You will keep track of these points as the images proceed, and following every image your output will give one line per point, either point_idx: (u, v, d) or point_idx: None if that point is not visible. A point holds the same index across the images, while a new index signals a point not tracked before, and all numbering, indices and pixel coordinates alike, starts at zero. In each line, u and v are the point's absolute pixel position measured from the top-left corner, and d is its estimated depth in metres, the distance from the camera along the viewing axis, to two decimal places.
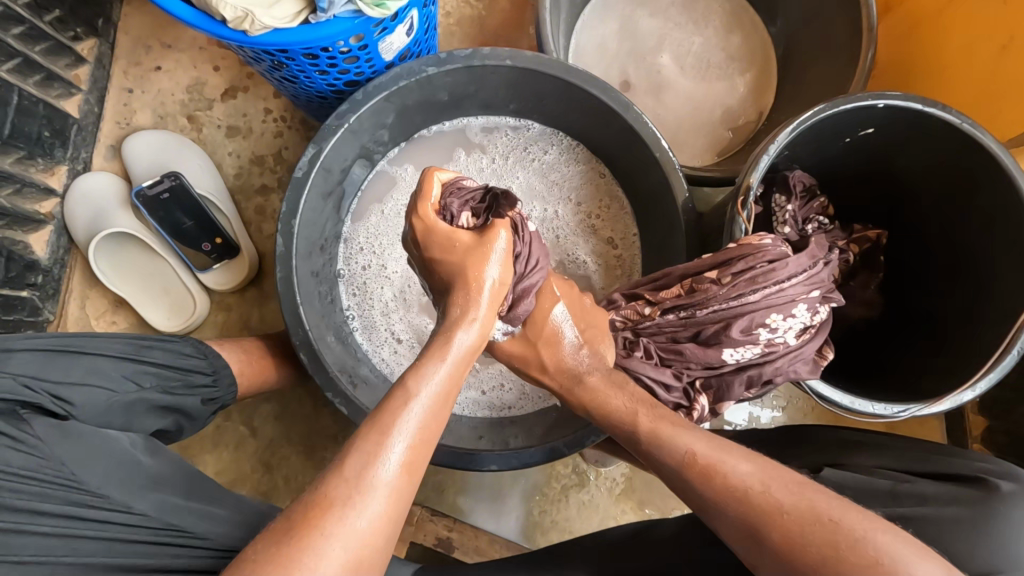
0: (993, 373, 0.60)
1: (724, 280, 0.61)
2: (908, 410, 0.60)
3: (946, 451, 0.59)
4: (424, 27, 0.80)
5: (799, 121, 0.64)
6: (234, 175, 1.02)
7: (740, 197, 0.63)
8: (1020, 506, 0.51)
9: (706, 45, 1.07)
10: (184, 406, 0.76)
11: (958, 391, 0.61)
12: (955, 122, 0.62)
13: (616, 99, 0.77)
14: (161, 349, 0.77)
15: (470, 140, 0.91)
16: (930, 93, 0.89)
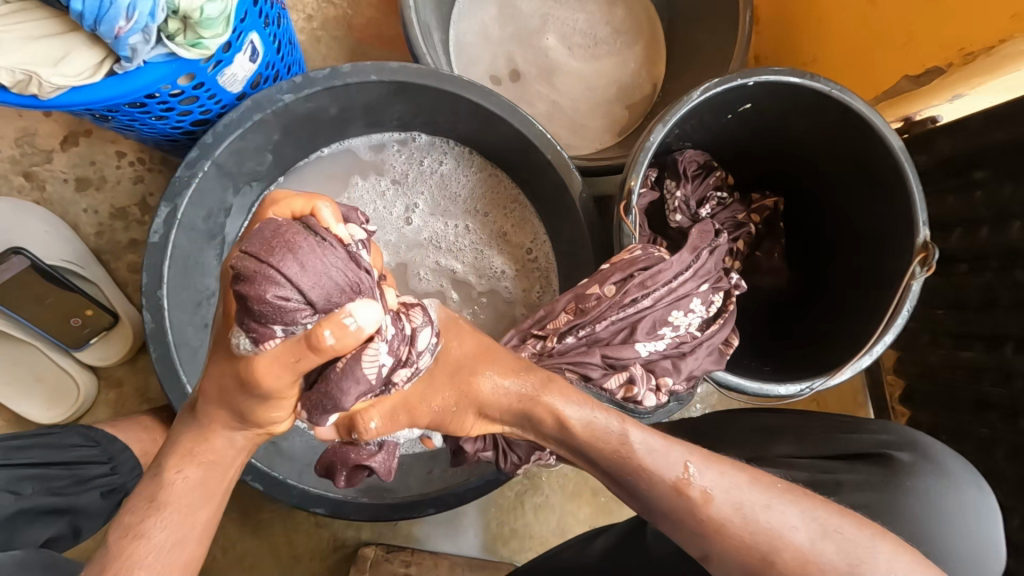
0: (889, 335, 0.62)
1: (612, 291, 0.59)
2: (818, 383, 0.62)
3: (849, 427, 0.61)
4: (273, 46, 0.71)
5: (680, 108, 0.62)
6: (95, 233, 0.90)
7: (623, 201, 0.61)
8: (918, 475, 0.55)
9: (591, 19, 1.03)
10: (79, 505, 0.68)
11: (859, 357, 0.62)
12: (826, 90, 0.62)
13: (497, 103, 0.72)
14: (40, 450, 0.68)
15: (360, 160, 0.83)
16: (809, 49, 0.89)
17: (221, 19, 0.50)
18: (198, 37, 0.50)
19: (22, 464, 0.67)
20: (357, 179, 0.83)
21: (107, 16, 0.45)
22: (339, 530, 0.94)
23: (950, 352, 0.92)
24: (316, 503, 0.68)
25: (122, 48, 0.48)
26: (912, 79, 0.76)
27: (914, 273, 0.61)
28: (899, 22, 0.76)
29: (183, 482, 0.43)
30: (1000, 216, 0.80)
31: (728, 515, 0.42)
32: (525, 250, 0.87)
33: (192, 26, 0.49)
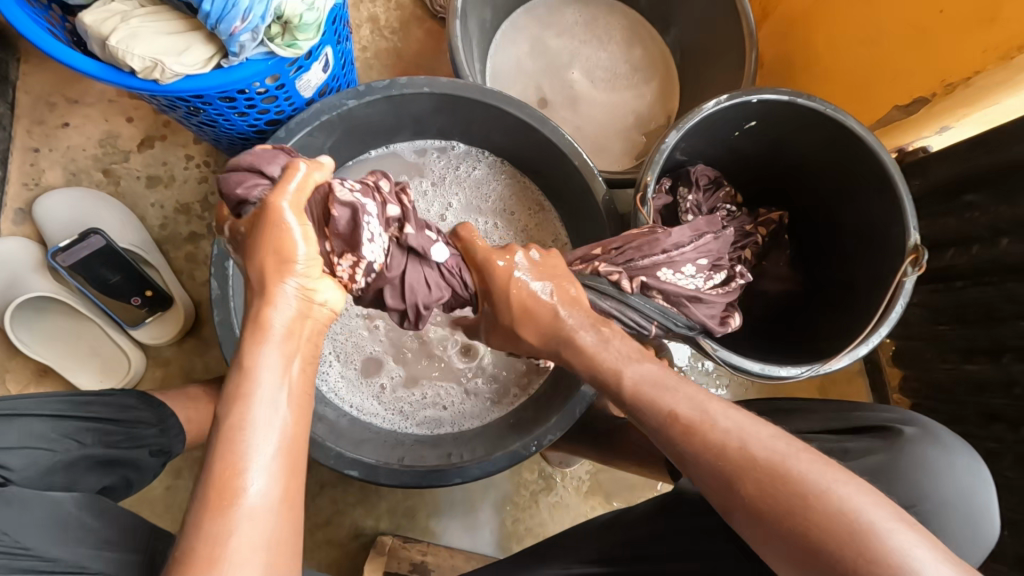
0: (883, 328, 0.68)
1: (609, 252, 0.72)
2: (821, 367, 0.68)
3: (858, 408, 0.70)
4: (340, 62, 0.82)
5: (691, 119, 0.71)
6: (159, 225, 0.99)
7: (641, 193, 0.71)
8: (922, 443, 0.63)
9: (612, 58, 1.16)
10: (131, 458, 0.72)
11: (856, 346, 0.68)
12: (822, 110, 0.72)
13: (532, 115, 0.82)
14: (104, 403, 0.73)
15: (405, 162, 0.93)
16: (809, 85, 1.00)
17: (313, 25, 0.60)
18: (294, 39, 0.60)
19: (89, 415, 0.71)
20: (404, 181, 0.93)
21: (227, 16, 0.56)
22: (360, 517, 0.97)
23: (953, 366, 0.96)
24: (351, 465, 0.72)
25: (233, 44, 0.58)
26: (901, 108, 0.86)
27: (905, 271, 0.68)
28: (887, 60, 0.86)
29: (269, 414, 0.47)
30: (990, 234, 0.87)
31: (773, 484, 0.48)
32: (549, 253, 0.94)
33: (291, 29, 0.59)
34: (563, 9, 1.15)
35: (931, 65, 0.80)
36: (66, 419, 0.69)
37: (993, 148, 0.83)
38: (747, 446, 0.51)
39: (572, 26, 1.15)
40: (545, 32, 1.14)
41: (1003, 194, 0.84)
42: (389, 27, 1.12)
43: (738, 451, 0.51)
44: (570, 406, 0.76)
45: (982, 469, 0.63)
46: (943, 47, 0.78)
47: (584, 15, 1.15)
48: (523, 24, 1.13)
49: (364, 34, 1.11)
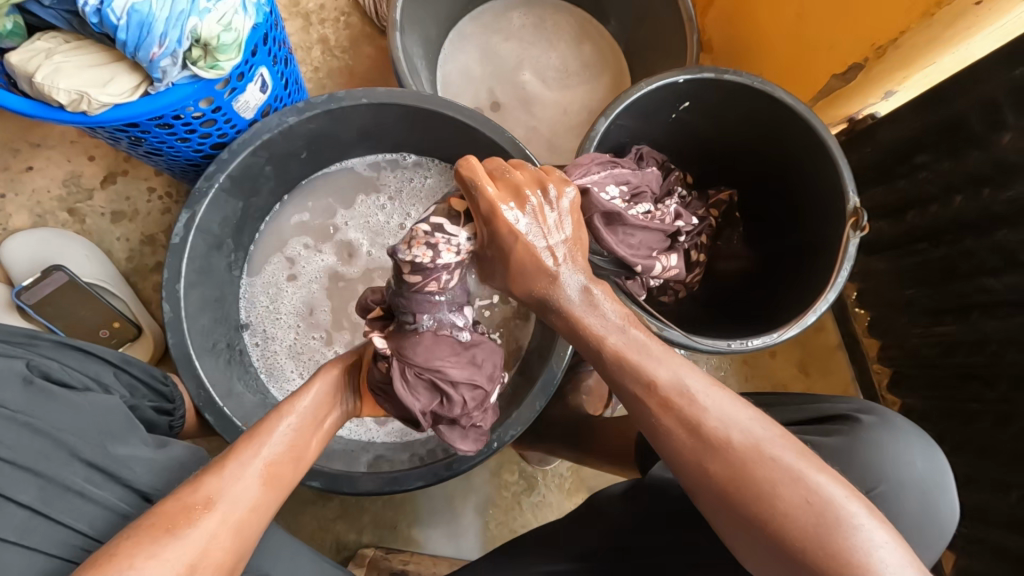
0: (831, 293, 0.68)
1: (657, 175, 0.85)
2: (765, 338, 0.68)
3: (822, 399, 0.70)
4: (283, 83, 0.84)
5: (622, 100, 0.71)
6: (126, 257, 1.01)
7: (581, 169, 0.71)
8: (878, 432, 0.64)
9: (562, 56, 1.17)
10: (157, 422, 0.69)
11: (805, 315, 0.68)
12: (750, 83, 0.72)
13: (472, 117, 0.83)
14: (142, 367, 0.71)
15: (360, 177, 0.94)
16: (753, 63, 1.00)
17: (234, 46, 0.62)
18: (215, 60, 0.61)
19: (129, 372, 0.69)
20: (362, 195, 0.94)
21: (143, 42, 0.57)
22: (342, 532, 0.97)
23: (925, 330, 0.95)
24: (313, 476, 0.72)
25: (155, 70, 0.59)
26: (839, 77, 0.86)
27: (847, 235, 0.67)
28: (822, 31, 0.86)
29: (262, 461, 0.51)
30: (945, 193, 0.86)
31: (726, 471, 0.48)
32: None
33: (211, 51, 0.61)
34: (509, 15, 1.17)
35: (861, 31, 0.80)
36: (111, 368, 0.67)
37: (936, 108, 0.83)
38: (698, 424, 0.50)
39: (519, 30, 1.17)
40: (493, 38, 1.16)
41: (951, 151, 0.84)
42: (340, 47, 1.14)
43: (691, 433, 0.50)
44: (529, 403, 0.76)
45: (929, 449, 0.64)
46: (867, 12, 0.79)
47: (530, 18, 1.18)
48: (470, 32, 1.15)
49: (316, 55, 1.13)
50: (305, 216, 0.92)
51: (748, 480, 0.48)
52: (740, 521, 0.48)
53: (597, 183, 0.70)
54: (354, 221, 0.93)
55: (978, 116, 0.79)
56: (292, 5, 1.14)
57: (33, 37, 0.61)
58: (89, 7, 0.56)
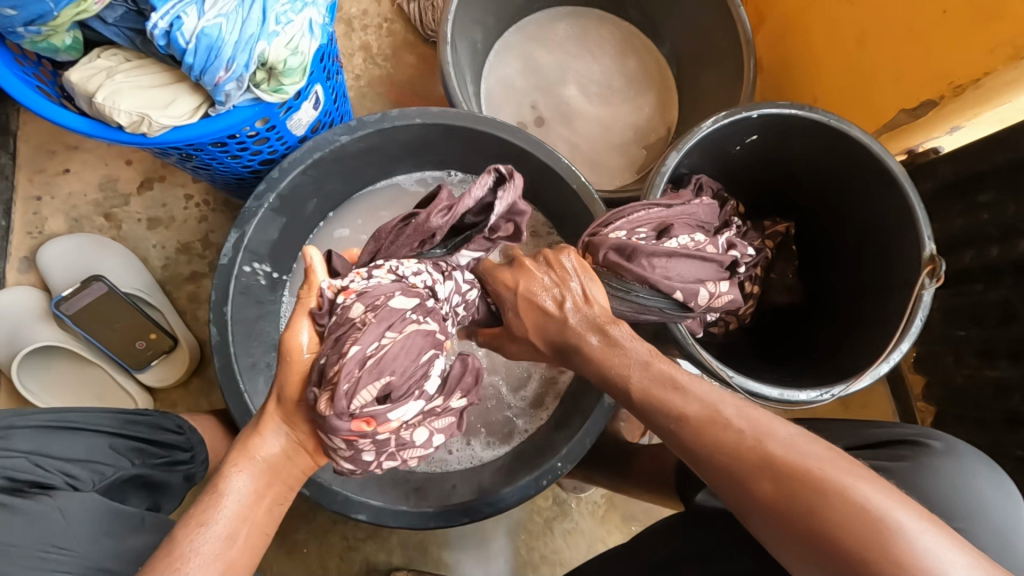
0: (904, 342, 0.66)
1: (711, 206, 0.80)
2: (836, 390, 0.66)
3: (883, 424, 0.69)
4: (332, 99, 0.81)
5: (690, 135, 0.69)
6: (162, 265, 1.00)
7: (647, 206, 0.69)
8: (950, 458, 0.61)
9: (608, 71, 1.14)
10: (168, 481, 0.70)
11: (876, 365, 0.66)
12: (822, 120, 0.69)
13: (528, 140, 0.80)
14: (148, 423, 0.70)
15: (406, 194, 0.92)
16: (811, 90, 0.97)
17: (299, 69, 0.60)
18: (280, 84, 0.59)
19: (130, 434, 0.68)
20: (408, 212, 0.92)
21: (211, 66, 0.54)
22: (373, 553, 0.95)
23: (976, 372, 0.93)
24: (358, 509, 0.71)
25: (219, 93, 0.57)
26: (907, 112, 0.83)
27: (924, 282, 0.65)
28: (891, 63, 0.83)
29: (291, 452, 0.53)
30: (1010, 237, 0.84)
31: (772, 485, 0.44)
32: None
33: (276, 75, 0.58)
34: (554, 26, 1.14)
35: (935, 67, 0.77)
36: (108, 436, 0.66)
37: (1007, 149, 0.80)
38: (736, 430, 0.47)
39: (565, 42, 1.14)
40: (538, 50, 1.13)
41: (1016, 192, 0.81)
42: (382, 54, 1.12)
43: (729, 445, 0.47)
44: (581, 442, 0.74)
45: (1005, 481, 0.61)
46: (946, 46, 0.76)
47: (576, 31, 1.15)
48: (515, 44, 1.12)
49: (357, 63, 1.11)
50: (351, 236, 0.90)
51: (825, 505, 0.42)
52: (823, 560, 0.41)
53: (639, 214, 0.69)
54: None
55: None
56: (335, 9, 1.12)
57: (92, 53, 0.59)
58: (158, 30, 0.53)
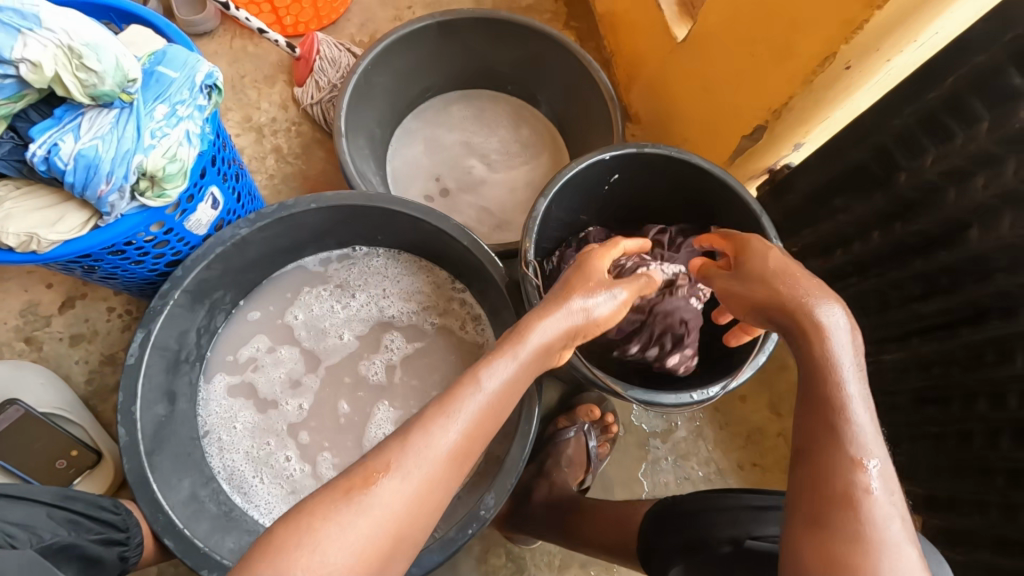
0: (774, 334, 0.71)
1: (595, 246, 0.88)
2: (718, 389, 0.70)
3: None
4: (235, 197, 0.88)
5: (554, 178, 0.76)
6: (85, 380, 1.00)
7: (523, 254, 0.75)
8: None
9: (503, 140, 1.26)
10: (102, 557, 0.66)
11: (754, 358, 0.71)
12: (664, 152, 0.79)
13: (417, 209, 0.87)
14: (86, 500, 0.69)
15: (315, 273, 0.97)
16: None
17: (180, 174, 0.66)
18: (162, 189, 0.65)
19: (71, 508, 0.67)
20: (317, 290, 0.96)
21: (91, 182, 0.60)
22: None
23: (876, 358, 0.99)
24: None
25: (104, 205, 0.62)
26: (748, 138, 0.94)
27: (780, 282, 0.72)
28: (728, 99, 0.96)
29: (441, 443, 0.49)
30: (864, 231, 0.93)
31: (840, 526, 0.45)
32: (462, 330, 0.96)
33: (158, 182, 0.65)
34: (449, 109, 1.27)
35: (757, 98, 0.89)
36: (45, 507, 0.65)
37: (840, 156, 0.92)
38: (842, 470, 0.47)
39: (462, 121, 1.26)
40: (438, 131, 1.25)
41: (860, 193, 0.91)
42: (293, 154, 1.21)
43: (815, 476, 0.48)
44: (503, 491, 0.75)
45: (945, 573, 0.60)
46: (760, 81, 0.88)
47: (470, 110, 1.27)
48: (415, 128, 1.24)
49: (270, 164, 1.20)
50: (263, 321, 0.94)
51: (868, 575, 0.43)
52: None
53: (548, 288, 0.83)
54: (310, 321, 0.95)
55: (876, 161, 0.87)
56: (246, 121, 1.22)
57: None
58: (37, 157, 0.59)
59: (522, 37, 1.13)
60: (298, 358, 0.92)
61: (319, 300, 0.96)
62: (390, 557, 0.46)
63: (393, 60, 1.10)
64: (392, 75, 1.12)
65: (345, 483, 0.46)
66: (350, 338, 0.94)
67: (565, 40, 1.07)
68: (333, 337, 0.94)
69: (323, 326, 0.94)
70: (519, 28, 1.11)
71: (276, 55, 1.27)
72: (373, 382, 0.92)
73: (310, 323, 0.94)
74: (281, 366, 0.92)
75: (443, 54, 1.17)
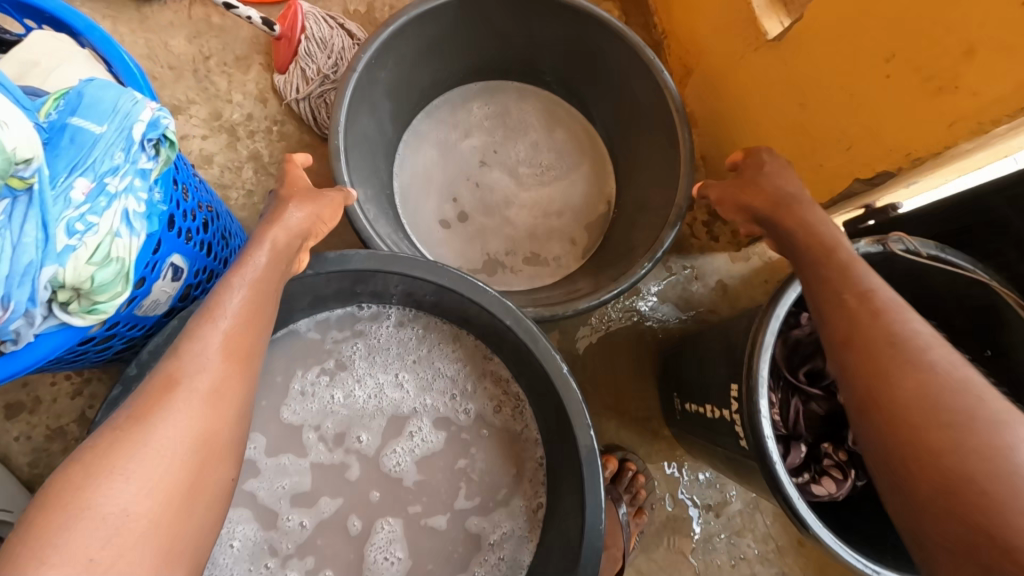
0: None
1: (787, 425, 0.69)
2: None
3: None
4: (200, 251, 0.67)
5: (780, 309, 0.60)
6: (29, 461, 0.82)
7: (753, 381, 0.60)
8: None
9: (534, 145, 1.04)
10: None
11: None
12: (904, 249, 0.60)
13: (444, 274, 0.68)
14: None
15: (318, 348, 0.78)
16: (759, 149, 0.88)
17: (119, 277, 0.45)
18: (94, 302, 0.45)
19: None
20: (323, 370, 0.78)
21: None
22: None
23: None
24: None
25: (2, 334, 0.42)
26: (864, 181, 0.74)
27: None
28: (836, 127, 0.75)
29: (197, 378, 0.46)
30: None
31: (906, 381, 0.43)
32: (496, 413, 0.80)
33: (86, 294, 0.44)
34: (468, 106, 1.03)
35: (886, 136, 0.68)
36: None
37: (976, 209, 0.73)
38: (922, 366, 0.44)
39: (483, 122, 1.03)
40: (455, 136, 1.02)
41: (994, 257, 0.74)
42: (276, 162, 0.97)
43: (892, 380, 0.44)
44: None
45: None
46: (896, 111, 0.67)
47: (494, 108, 1.04)
48: (427, 132, 1.01)
49: (247, 175, 0.96)
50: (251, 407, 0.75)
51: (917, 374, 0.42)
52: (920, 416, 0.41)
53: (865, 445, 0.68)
54: (310, 412, 0.76)
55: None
56: (214, 118, 0.97)
57: None
58: None
59: (566, 21, 0.87)
60: (303, 458, 0.75)
61: (317, 389, 0.77)
62: (208, 463, 0.44)
63: (401, 52, 0.85)
64: (400, 67, 0.88)
65: (91, 450, 0.41)
66: (404, 436, 0.77)
67: (622, 29, 0.83)
68: (348, 435, 0.76)
69: (330, 422, 0.76)
70: (558, 9, 0.86)
71: (248, 28, 1.00)
72: (395, 483, 0.75)
73: (320, 414, 0.76)
74: (284, 475, 0.74)
75: (463, 38, 0.92)
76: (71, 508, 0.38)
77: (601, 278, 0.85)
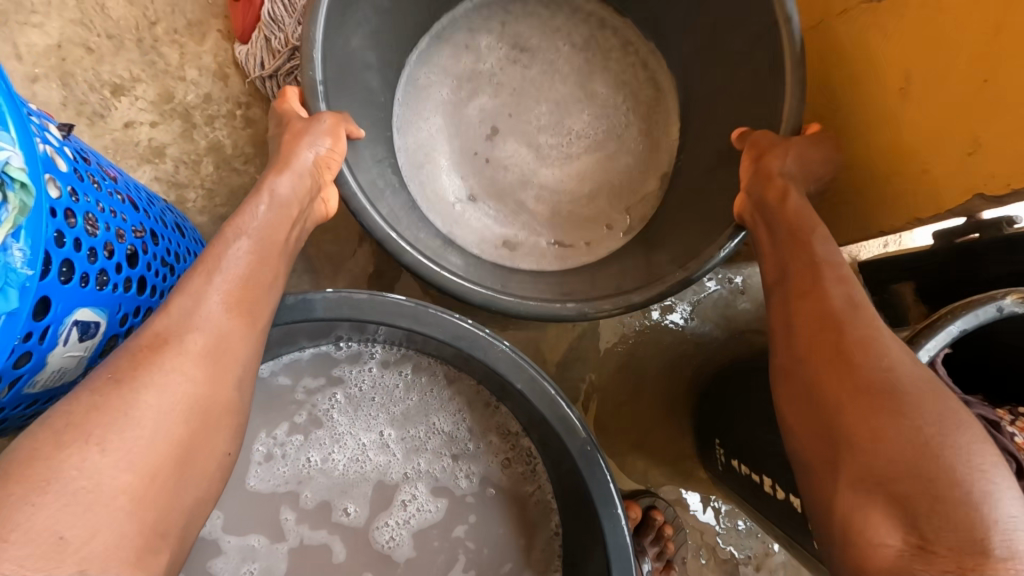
0: None
1: None
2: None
3: None
4: (127, 292, 0.53)
5: None
6: None
7: None
8: None
9: (567, 96, 0.81)
10: None
11: None
12: None
13: (434, 322, 0.55)
14: None
15: (286, 399, 0.65)
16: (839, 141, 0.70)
17: None
18: None
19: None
20: (295, 427, 0.64)
21: None
22: None
23: None
24: None
25: None
26: (988, 198, 0.57)
27: None
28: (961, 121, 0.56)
29: (204, 317, 0.44)
30: None
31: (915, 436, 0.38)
32: (506, 473, 0.66)
33: None
34: (482, 45, 0.80)
35: None
36: None
37: None
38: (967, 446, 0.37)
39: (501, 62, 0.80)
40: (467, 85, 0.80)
41: None
42: (241, 155, 0.81)
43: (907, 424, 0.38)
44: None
45: None
46: None
47: (513, 48, 0.80)
48: (430, 83, 0.79)
49: (207, 171, 0.80)
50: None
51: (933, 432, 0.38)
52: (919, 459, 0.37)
53: None
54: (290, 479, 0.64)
55: None
56: (165, 100, 0.81)
57: None
58: None
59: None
60: (274, 536, 0.62)
61: (288, 450, 0.64)
62: (205, 429, 0.41)
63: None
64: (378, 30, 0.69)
65: (66, 415, 0.37)
66: (395, 505, 0.64)
67: None
68: (330, 505, 0.63)
69: (305, 490, 0.63)
70: None
71: None
72: (384, 562, 0.62)
73: (292, 480, 0.63)
74: (253, 558, 0.62)
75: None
76: (45, 471, 0.35)
77: (652, 266, 0.64)
